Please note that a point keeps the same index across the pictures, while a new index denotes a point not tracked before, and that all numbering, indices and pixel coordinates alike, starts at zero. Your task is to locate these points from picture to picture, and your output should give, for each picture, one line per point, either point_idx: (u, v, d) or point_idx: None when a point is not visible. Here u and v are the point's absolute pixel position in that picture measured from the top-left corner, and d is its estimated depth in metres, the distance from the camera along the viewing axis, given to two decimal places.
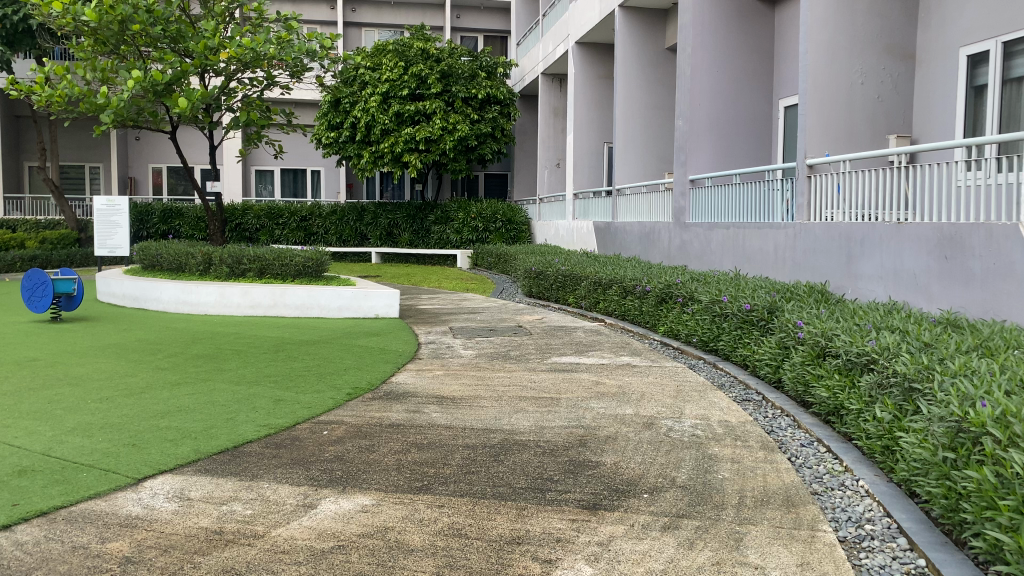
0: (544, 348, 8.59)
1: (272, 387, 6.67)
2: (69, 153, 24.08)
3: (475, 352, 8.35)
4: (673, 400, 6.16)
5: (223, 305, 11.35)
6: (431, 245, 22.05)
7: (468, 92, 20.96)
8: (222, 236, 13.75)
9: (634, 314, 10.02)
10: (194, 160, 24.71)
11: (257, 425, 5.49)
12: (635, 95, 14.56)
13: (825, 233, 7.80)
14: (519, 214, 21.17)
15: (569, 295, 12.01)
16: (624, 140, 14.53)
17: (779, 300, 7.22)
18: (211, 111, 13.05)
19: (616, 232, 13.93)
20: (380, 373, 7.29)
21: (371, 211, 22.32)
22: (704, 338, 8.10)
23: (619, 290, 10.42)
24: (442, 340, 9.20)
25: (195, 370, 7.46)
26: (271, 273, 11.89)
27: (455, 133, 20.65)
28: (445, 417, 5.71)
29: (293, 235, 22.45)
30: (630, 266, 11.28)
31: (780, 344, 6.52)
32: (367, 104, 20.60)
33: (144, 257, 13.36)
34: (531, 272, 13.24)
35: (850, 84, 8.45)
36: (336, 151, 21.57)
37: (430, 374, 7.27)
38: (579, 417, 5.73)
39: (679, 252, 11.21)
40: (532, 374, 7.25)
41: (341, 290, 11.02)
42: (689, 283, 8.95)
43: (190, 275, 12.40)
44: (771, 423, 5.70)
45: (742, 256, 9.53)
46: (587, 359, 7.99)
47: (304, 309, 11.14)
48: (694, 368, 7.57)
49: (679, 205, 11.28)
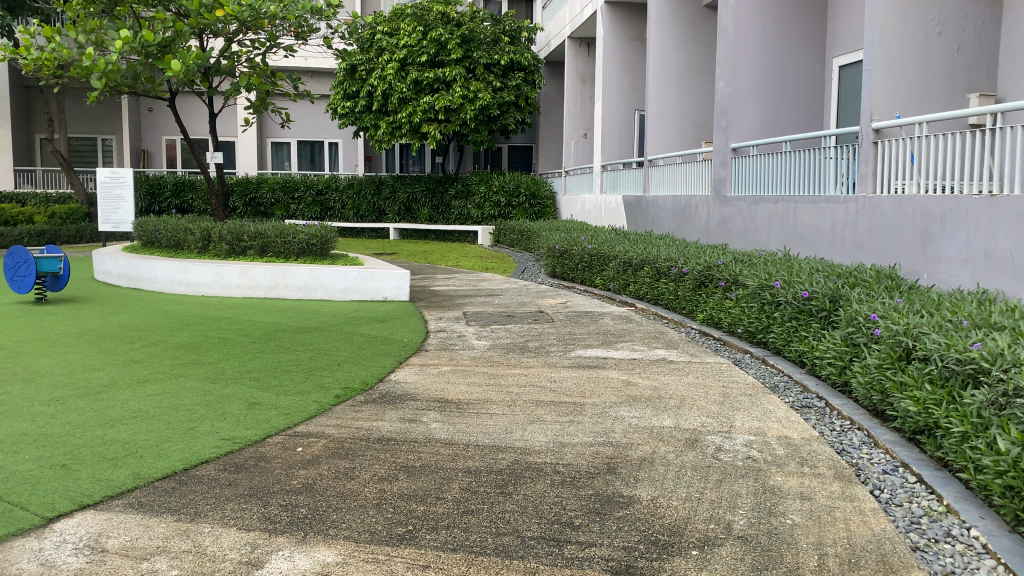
0: (566, 338, 7.59)
1: (250, 387, 5.75)
2: (80, 124, 23.36)
3: (489, 343, 7.37)
4: (719, 410, 5.17)
5: (221, 286, 10.50)
6: (451, 221, 21.02)
7: (490, 59, 19.87)
8: (225, 211, 12.89)
9: (668, 299, 9.02)
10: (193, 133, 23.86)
11: (219, 439, 4.57)
12: (669, 57, 13.36)
13: (895, 209, 6.71)
14: (543, 188, 20.13)
15: (595, 276, 11.00)
16: (658, 106, 13.37)
17: (843, 287, 6.18)
18: (211, 76, 12.12)
19: (647, 207, 12.87)
20: (378, 369, 6.35)
21: (389, 184, 21.33)
22: (750, 329, 7.11)
23: (652, 271, 9.41)
24: (454, 327, 8.24)
25: (170, 364, 6.57)
26: (273, 251, 11.00)
27: (476, 102, 19.59)
28: (447, 429, 4.75)
29: (309, 209, 21.61)
30: (663, 245, 10.25)
31: (848, 340, 5.50)
32: (384, 72, 19.57)
33: (142, 233, 12.54)
34: (554, 250, 12.25)
35: (927, 34, 7.27)
36: (352, 121, 20.62)
37: (435, 370, 6.31)
38: (608, 431, 4.74)
39: (718, 230, 10.15)
40: (553, 372, 6.26)
41: (347, 270, 10.10)
42: (732, 265, 7.94)
43: (189, 253, 11.54)
44: (841, 440, 4.70)
45: (792, 235, 8.47)
46: (616, 353, 6.98)
47: (307, 291, 10.25)
48: (741, 365, 6.58)
49: (718, 176, 10.19)
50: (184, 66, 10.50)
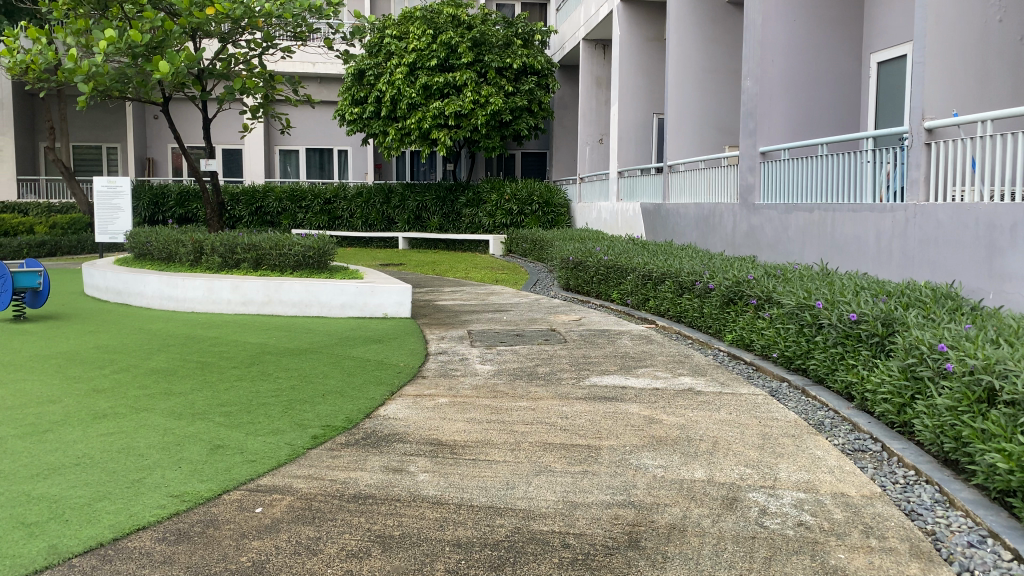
0: (580, 363, 6.83)
1: (218, 426, 5.04)
2: (84, 132, 22.91)
3: (494, 369, 6.62)
4: (759, 459, 4.40)
5: (212, 302, 9.83)
6: (462, 230, 20.31)
7: (502, 62, 19.17)
8: (219, 220, 12.09)
9: (692, 316, 8.26)
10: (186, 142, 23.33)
11: (164, 495, 3.84)
12: (690, 56, 12.58)
13: (952, 220, 5.91)
14: (557, 196, 19.39)
15: (612, 290, 10.24)
16: (678, 109, 12.61)
17: (898, 309, 5.39)
18: (205, 79, 11.50)
19: (667, 216, 12.10)
20: (366, 401, 5.62)
21: (399, 192, 20.67)
22: (787, 354, 6.36)
23: (674, 286, 8.66)
24: (457, 349, 7.50)
25: (136, 394, 5.87)
26: (267, 264, 10.31)
27: (487, 107, 18.91)
28: (436, 484, 4.01)
29: (317, 218, 21.00)
30: (686, 257, 9.50)
31: (907, 372, 4.71)
32: (392, 76, 18.93)
33: (134, 244, 11.88)
34: (568, 262, 11.50)
35: (987, 21, 6.54)
36: (361, 127, 19.97)
37: (431, 403, 5.57)
38: (628, 485, 3.99)
39: (746, 240, 9.37)
40: (565, 405, 5.50)
41: (344, 285, 9.40)
42: (765, 281, 7.19)
43: (180, 266, 10.88)
44: (907, 496, 3.92)
45: (829, 247, 7.70)
46: (635, 381, 6.20)
47: (302, 307, 9.56)
48: (779, 397, 5.82)
49: (745, 182, 9.43)
50: (173, 67, 9.85)
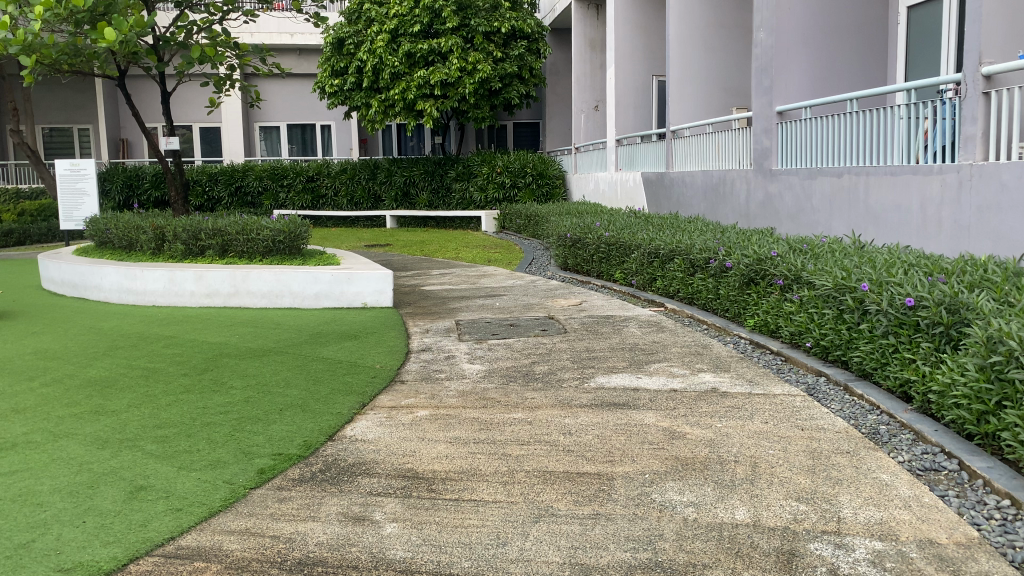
0: (583, 359, 5.92)
1: (145, 458, 4.13)
2: (53, 113, 21.83)
3: (484, 370, 5.71)
4: (813, 489, 3.51)
5: (174, 294, 8.91)
6: (452, 206, 19.30)
7: (489, 26, 18.05)
8: (186, 204, 11.08)
9: (706, 298, 7.39)
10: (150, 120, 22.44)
11: (48, 570, 2.94)
12: (692, 11, 11.56)
13: (1018, 183, 5.01)
14: (552, 167, 18.38)
15: (614, 270, 9.34)
16: (680, 70, 11.64)
17: (965, 292, 4.50)
18: (161, 48, 10.49)
19: (671, 186, 11.16)
20: (331, 418, 4.70)
21: (385, 168, 19.66)
22: (823, 344, 5.50)
23: (685, 265, 7.77)
24: (442, 345, 6.59)
25: (60, 414, 4.95)
26: (235, 251, 9.38)
27: (475, 74, 17.91)
28: (407, 540, 3.13)
29: (300, 198, 20.05)
30: (697, 231, 8.58)
31: (988, 372, 3.82)
32: (373, 44, 17.84)
33: (94, 232, 10.92)
34: (565, 239, 10.57)
35: None
36: (342, 100, 18.96)
37: (407, 418, 4.66)
38: (654, 536, 3.10)
39: (762, 211, 8.47)
40: (568, 416, 4.60)
41: (318, 273, 8.47)
42: (792, 259, 6.30)
43: (142, 255, 9.91)
44: (1014, 540, 3.04)
45: (862, 217, 6.81)
46: (648, 381, 5.30)
47: (272, 298, 8.63)
48: (819, 396, 4.95)
49: (760, 146, 8.49)
50: (120, 34, 8.84)
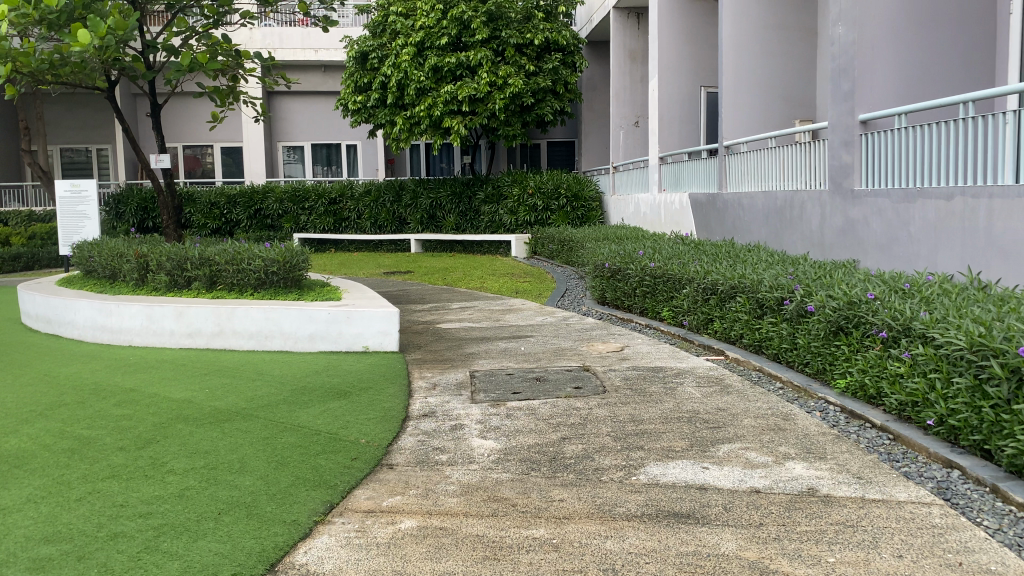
0: (628, 435, 4.56)
1: None
2: (72, 133, 21.11)
3: (498, 451, 4.38)
4: None
5: (153, 333, 7.75)
6: (481, 229, 18.06)
7: (521, 38, 16.87)
8: (180, 229, 9.91)
9: (779, 348, 6.02)
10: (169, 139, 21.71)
11: None
12: (749, 11, 10.26)
13: None
14: (587, 188, 17.07)
15: (661, 307, 7.98)
16: (736, 78, 10.30)
17: None
18: (151, 55, 9.43)
19: (725, 209, 9.78)
20: (283, 532, 3.40)
21: (410, 189, 18.52)
22: (953, 422, 4.09)
23: (752, 306, 6.40)
24: (448, 408, 5.27)
25: None
26: (224, 283, 8.18)
27: (506, 89, 16.73)
28: None
29: (321, 221, 19.00)
30: (761, 262, 7.21)
31: None
32: (398, 58, 16.78)
33: (78, 259, 9.83)
34: (603, 270, 9.23)
35: None
36: (366, 117, 17.85)
37: (386, 535, 3.35)
38: None
39: (842, 239, 7.08)
40: (608, 537, 3.26)
41: (312, 311, 7.24)
42: (899, 305, 4.92)
43: (125, 287, 8.78)
44: None
45: (981, 249, 5.40)
46: (718, 475, 3.92)
47: (261, 339, 7.41)
48: (962, 504, 3.55)
49: (838, 162, 7.11)
50: (96, 36, 7.75)
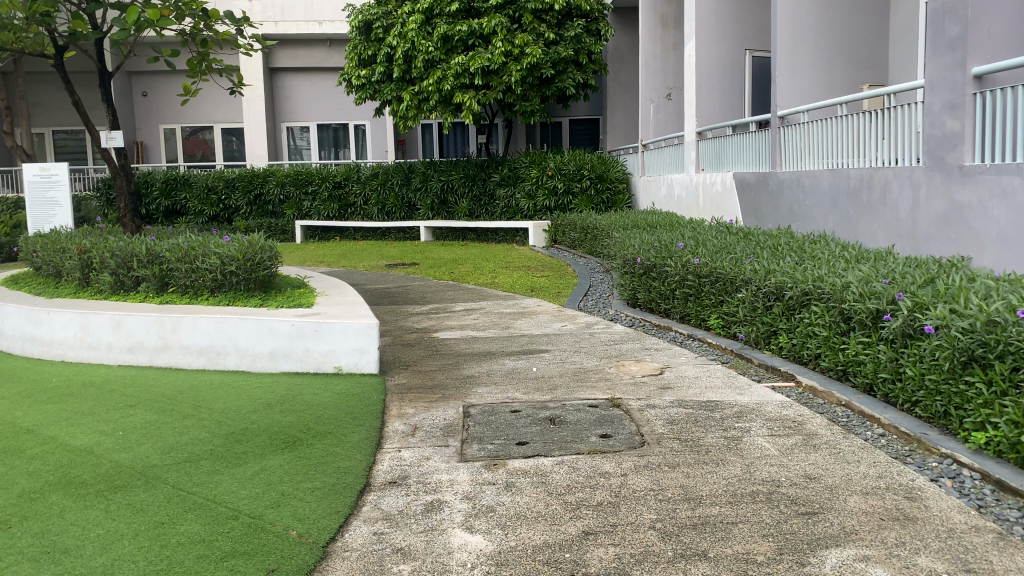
0: (682, 530, 3.07)
1: None
2: (66, 114, 19.89)
3: (488, 559, 2.91)
4: None
5: (86, 346, 6.37)
6: (496, 215, 16.59)
7: (540, 2, 15.28)
8: (138, 220, 8.52)
9: (875, 378, 4.49)
10: (167, 120, 20.45)
11: None
12: None
13: None
14: (613, 168, 15.49)
15: (707, 313, 6.47)
16: (793, 36, 8.66)
17: None
18: (99, 13, 8.01)
19: (780, 190, 8.19)
20: None
21: (420, 172, 17.08)
22: None
23: (835, 318, 4.87)
24: (427, 470, 3.81)
25: None
26: (176, 285, 6.78)
27: (523, 59, 15.18)
28: None
29: (325, 207, 17.61)
30: (838, 258, 5.66)
31: None
32: (404, 27, 15.29)
33: (23, 256, 8.51)
34: (633, 266, 7.72)
35: None
36: (371, 94, 16.38)
37: None
38: None
39: (945, 229, 5.53)
40: None
41: (272, 323, 5.83)
42: None
43: (67, 287, 7.42)
44: None
45: None
46: None
47: (212, 357, 6.00)
48: None
49: (940, 130, 5.54)
50: None
